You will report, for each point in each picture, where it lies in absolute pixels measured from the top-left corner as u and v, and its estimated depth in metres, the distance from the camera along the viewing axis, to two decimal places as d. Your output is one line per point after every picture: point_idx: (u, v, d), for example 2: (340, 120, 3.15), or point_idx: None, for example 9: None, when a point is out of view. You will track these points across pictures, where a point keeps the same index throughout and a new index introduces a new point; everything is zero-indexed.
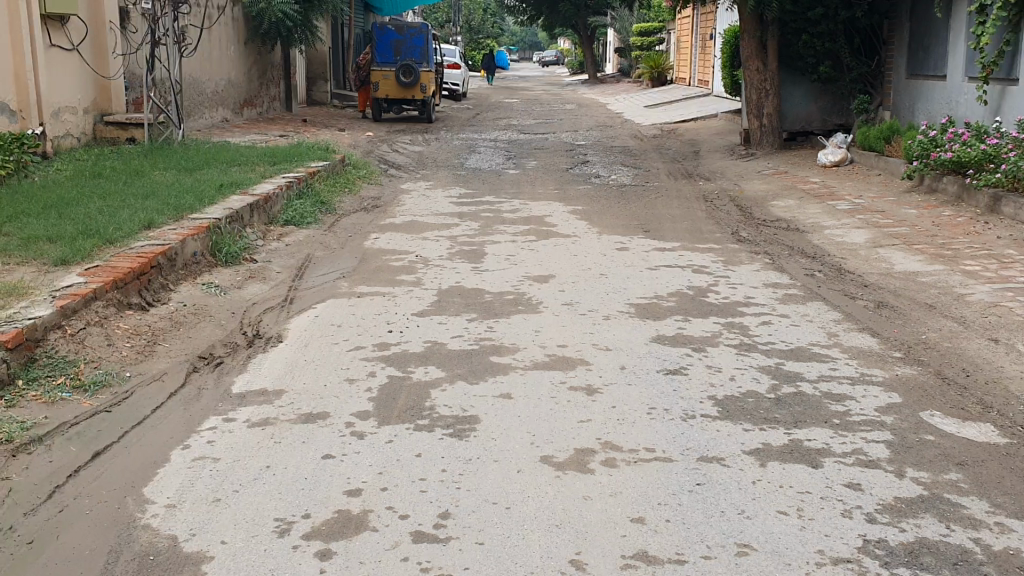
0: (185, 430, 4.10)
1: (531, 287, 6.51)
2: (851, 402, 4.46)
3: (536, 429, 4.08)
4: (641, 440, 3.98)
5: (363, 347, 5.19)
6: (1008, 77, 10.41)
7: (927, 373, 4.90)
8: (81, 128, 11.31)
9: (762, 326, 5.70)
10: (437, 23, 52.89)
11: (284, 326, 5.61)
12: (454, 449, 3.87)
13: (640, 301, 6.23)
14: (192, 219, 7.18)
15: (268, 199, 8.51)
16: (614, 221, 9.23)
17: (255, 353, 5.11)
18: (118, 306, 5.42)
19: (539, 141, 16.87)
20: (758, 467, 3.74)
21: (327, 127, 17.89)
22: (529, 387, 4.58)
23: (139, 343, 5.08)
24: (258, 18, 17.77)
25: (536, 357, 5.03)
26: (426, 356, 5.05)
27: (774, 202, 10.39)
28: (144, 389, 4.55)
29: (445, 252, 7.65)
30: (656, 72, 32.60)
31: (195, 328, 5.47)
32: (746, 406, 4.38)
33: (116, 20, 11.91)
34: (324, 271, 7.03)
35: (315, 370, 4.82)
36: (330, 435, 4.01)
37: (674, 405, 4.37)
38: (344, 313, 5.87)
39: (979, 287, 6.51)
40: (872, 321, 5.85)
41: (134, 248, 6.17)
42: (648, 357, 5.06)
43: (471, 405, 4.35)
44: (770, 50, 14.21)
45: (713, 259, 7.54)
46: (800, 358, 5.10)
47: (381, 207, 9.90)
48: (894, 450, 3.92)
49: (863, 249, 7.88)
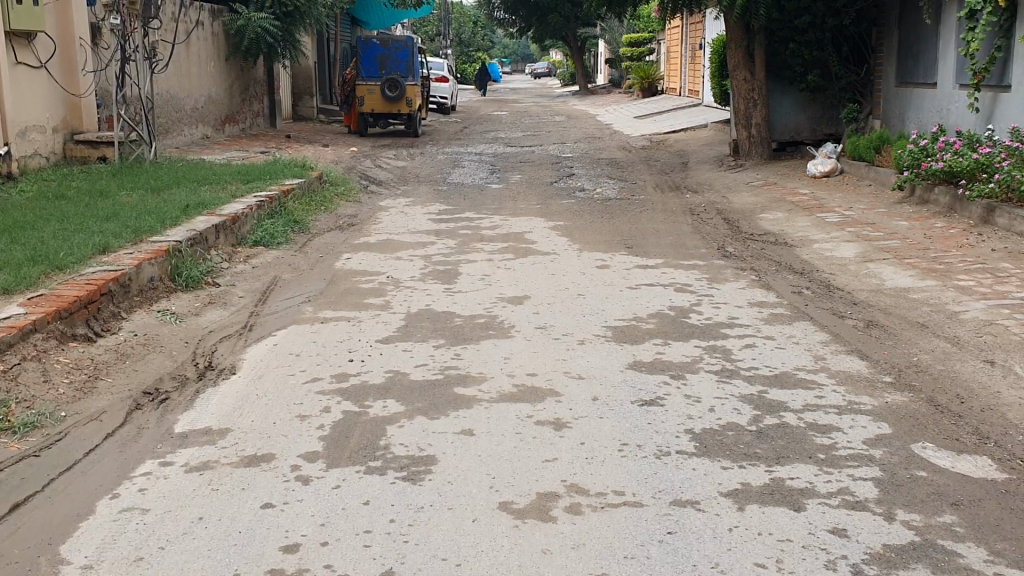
0: (117, 477, 3.78)
1: (504, 310, 6.21)
2: (837, 434, 4.16)
3: (496, 471, 3.76)
4: (610, 482, 3.67)
5: (320, 378, 4.88)
6: (999, 84, 10.15)
7: (919, 400, 4.60)
8: (50, 147, 11.02)
9: (745, 349, 5.40)
10: (427, 37, 52.61)
11: (239, 356, 5.28)
12: (406, 495, 3.56)
13: (617, 323, 5.93)
14: (151, 242, 6.88)
15: (236, 219, 8.20)
16: (596, 237, 8.94)
17: (204, 388, 4.79)
18: (62, 339, 5.11)
19: (525, 154, 16.59)
20: (735, 511, 3.43)
21: (310, 143, 17.62)
22: (494, 423, 4.27)
23: (79, 378, 4.76)
24: (239, 34, 17.48)
25: (504, 388, 4.72)
26: (387, 387, 4.74)
27: (763, 215, 10.11)
28: (80, 430, 4.23)
29: (419, 272, 7.36)
30: (646, 82, 32.40)
31: (144, 360, 5.15)
32: (725, 441, 4.08)
33: (86, 37, 11.65)
34: (289, 295, 6.72)
35: (266, 406, 4.50)
36: (273, 480, 3.70)
37: (647, 441, 4.06)
38: (305, 341, 5.56)
39: (973, 304, 6.23)
40: (861, 342, 5.56)
41: (84, 274, 5.86)
42: (623, 386, 4.75)
43: (429, 443, 4.04)
44: (757, 60, 13.96)
45: (697, 277, 7.23)
46: (785, 385, 4.79)
47: (357, 225, 9.63)
48: (883, 489, 3.62)
49: (852, 264, 7.59)
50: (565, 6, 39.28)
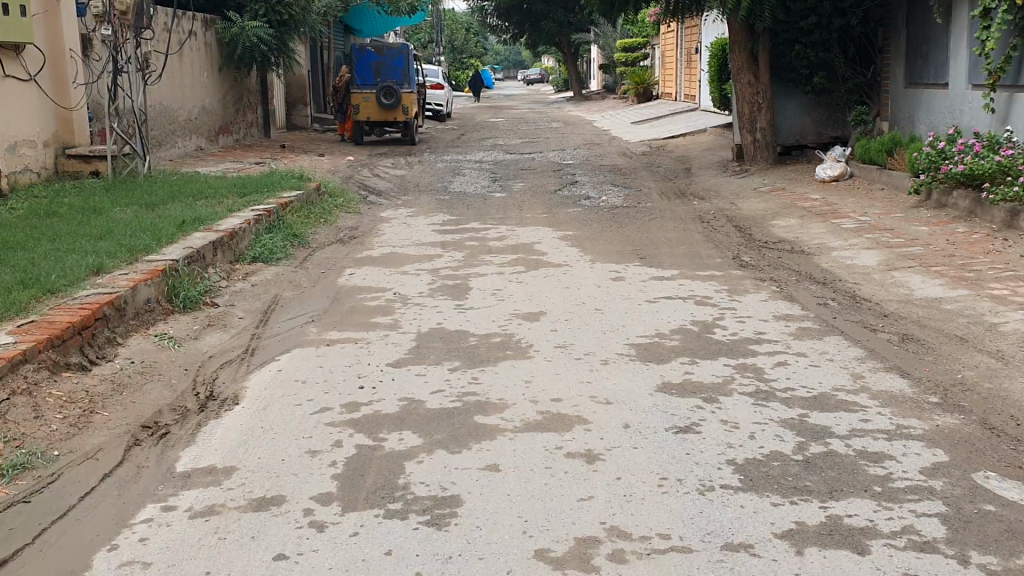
0: (115, 526, 3.47)
1: (520, 328, 5.90)
2: (890, 463, 3.87)
3: (529, 513, 3.46)
4: (653, 523, 3.37)
5: (329, 409, 4.56)
6: (1015, 84, 9.87)
7: (972, 423, 4.30)
8: (41, 163, 10.71)
9: (778, 368, 5.10)
10: (419, 44, 52.23)
11: (242, 384, 4.98)
12: (432, 544, 3.25)
13: (640, 340, 5.63)
14: (147, 261, 6.57)
15: (233, 234, 7.90)
16: (607, 247, 8.64)
17: (207, 420, 4.48)
18: (54, 368, 4.80)
19: (526, 162, 16.29)
20: (794, 556, 3.14)
21: (306, 153, 17.31)
22: (520, 456, 3.96)
23: (73, 412, 4.45)
24: (233, 43, 17.16)
25: (527, 416, 4.41)
26: (402, 418, 4.44)
27: (775, 221, 9.84)
28: (74, 470, 3.92)
29: (427, 287, 7.06)
30: (641, 87, 32.19)
31: (142, 390, 4.84)
32: (772, 473, 3.78)
33: (77, 49, 11.33)
34: (292, 314, 6.42)
35: (272, 441, 4.19)
36: (285, 527, 3.40)
37: (687, 474, 3.76)
38: (311, 366, 5.25)
39: (1012, 315, 5.94)
40: (899, 358, 5.26)
41: (77, 298, 5.55)
42: (654, 412, 4.44)
43: (452, 481, 3.74)
44: (761, 63, 13.72)
45: (716, 289, 6.94)
46: (825, 408, 4.49)
47: (359, 237, 9.32)
48: (952, 528, 3.32)
49: (876, 273, 7.31)
50: (559, 12, 39.00)
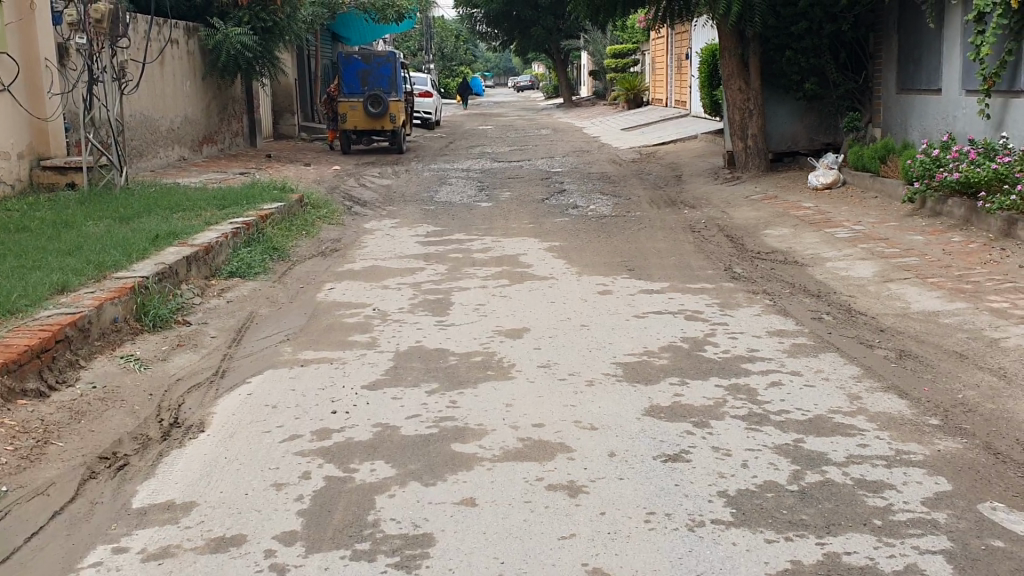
0: (60, 570, 3.22)
1: (503, 346, 5.67)
2: (891, 493, 3.64)
3: (506, 553, 3.23)
4: (639, 564, 3.14)
5: (299, 437, 4.32)
6: (1010, 89, 9.68)
7: (975, 448, 4.08)
8: (15, 175, 10.47)
9: (772, 389, 4.87)
10: (409, 52, 51.98)
11: (209, 409, 4.74)
12: None
13: (627, 359, 5.40)
14: (116, 278, 6.34)
15: (209, 248, 7.66)
16: (595, 259, 8.41)
17: (169, 450, 4.23)
18: (8, 396, 4.55)
19: (514, 170, 16.07)
20: None
21: (292, 163, 17.07)
22: (499, 489, 3.72)
23: (26, 444, 4.20)
24: (216, 50, 16.91)
25: (507, 443, 4.18)
26: (376, 446, 4.20)
27: (767, 231, 9.63)
28: (23, 508, 3.67)
29: (408, 302, 6.84)
30: (631, 93, 32.05)
31: (102, 418, 4.59)
32: (765, 505, 3.55)
33: (52, 58, 11.07)
34: (267, 332, 6.19)
35: (236, 473, 3.94)
36: (243, 571, 3.15)
37: (676, 508, 3.53)
38: (283, 389, 5.01)
39: (1012, 329, 5.73)
40: (897, 377, 5.04)
41: (38, 318, 5.31)
42: (640, 439, 4.20)
43: (425, 517, 3.50)
44: (752, 68, 13.54)
45: (707, 303, 6.72)
46: (821, 432, 4.26)
47: (340, 250, 9.08)
48: (958, 566, 3.10)
49: (871, 284, 7.10)
50: (548, 19, 38.81)
